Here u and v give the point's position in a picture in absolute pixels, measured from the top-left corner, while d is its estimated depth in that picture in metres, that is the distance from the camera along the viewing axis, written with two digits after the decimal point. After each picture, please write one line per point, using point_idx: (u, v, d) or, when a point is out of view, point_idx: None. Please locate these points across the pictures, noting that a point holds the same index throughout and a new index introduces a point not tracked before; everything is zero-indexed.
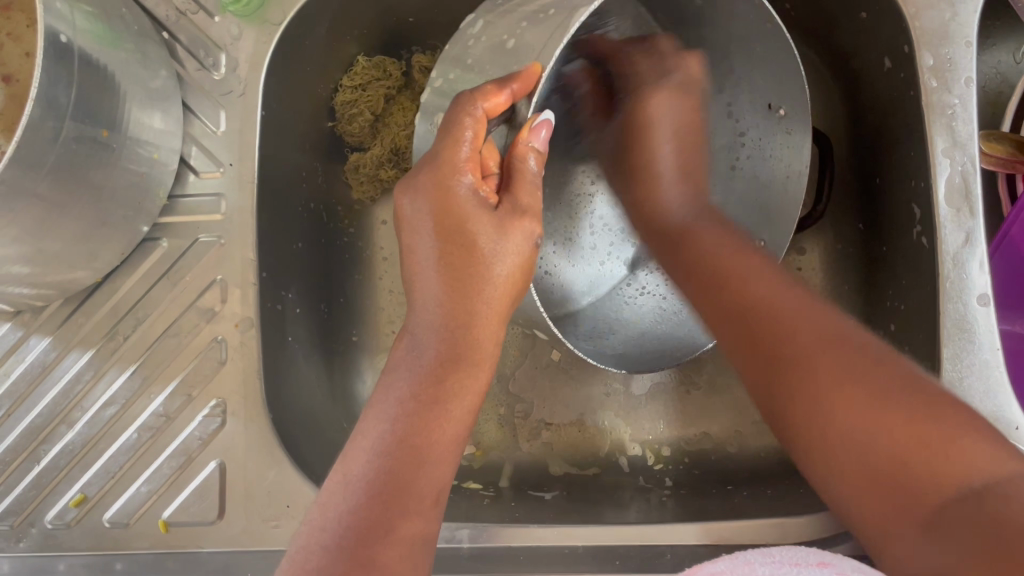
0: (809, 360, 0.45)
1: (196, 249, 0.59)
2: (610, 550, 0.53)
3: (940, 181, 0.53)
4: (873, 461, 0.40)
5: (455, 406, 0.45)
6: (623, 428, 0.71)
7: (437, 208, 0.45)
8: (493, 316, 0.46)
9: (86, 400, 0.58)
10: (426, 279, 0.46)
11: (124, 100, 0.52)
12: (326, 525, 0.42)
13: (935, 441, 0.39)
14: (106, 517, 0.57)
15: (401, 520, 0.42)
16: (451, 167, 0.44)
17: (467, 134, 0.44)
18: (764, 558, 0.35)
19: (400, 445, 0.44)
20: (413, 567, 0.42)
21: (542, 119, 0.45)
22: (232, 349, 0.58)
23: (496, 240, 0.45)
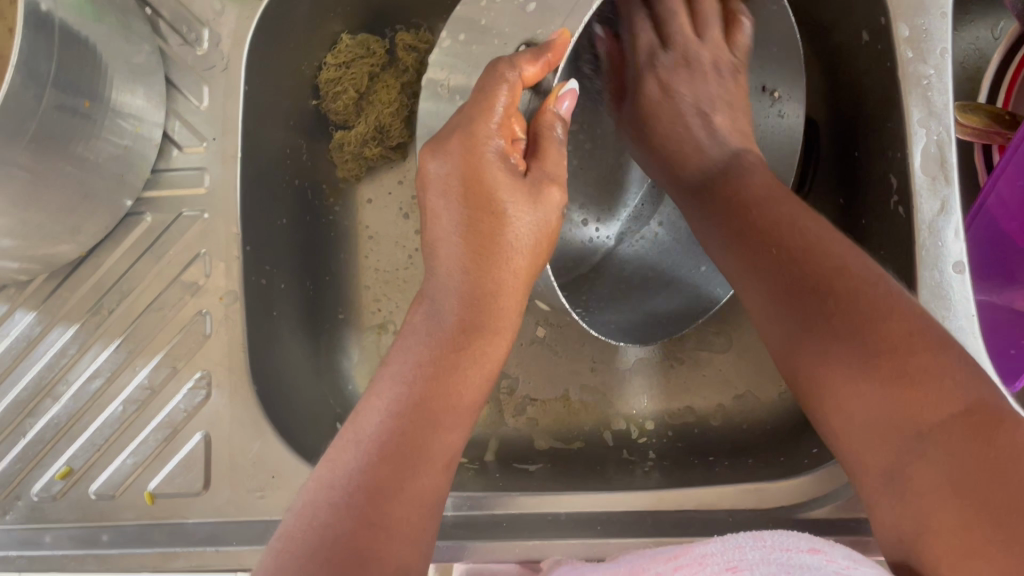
0: (818, 317, 0.43)
1: (179, 223, 0.60)
2: (592, 517, 0.54)
3: (916, 150, 0.53)
4: (870, 410, 0.40)
5: (473, 371, 0.47)
6: (608, 403, 0.71)
7: (466, 173, 0.45)
8: (517, 284, 0.48)
9: (71, 374, 0.59)
10: (450, 245, 0.47)
11: (107, 72, 0.52)
12: (336, 482, 0.42)
13: (922, 388, 0.39)
14: (92, 489, 0.57)
15: (412, 479, 0.43)
16: (482, 133, 0.45)
17: (501, 101, 0.44)
18: (755, 542, 0.37)
19: (415, 408, 0.44)
20: (421, 525, 0.43)
21: (566, 89, 0.47)
22: (217, 322, 0.58)
23: (523, 207, 0.46)
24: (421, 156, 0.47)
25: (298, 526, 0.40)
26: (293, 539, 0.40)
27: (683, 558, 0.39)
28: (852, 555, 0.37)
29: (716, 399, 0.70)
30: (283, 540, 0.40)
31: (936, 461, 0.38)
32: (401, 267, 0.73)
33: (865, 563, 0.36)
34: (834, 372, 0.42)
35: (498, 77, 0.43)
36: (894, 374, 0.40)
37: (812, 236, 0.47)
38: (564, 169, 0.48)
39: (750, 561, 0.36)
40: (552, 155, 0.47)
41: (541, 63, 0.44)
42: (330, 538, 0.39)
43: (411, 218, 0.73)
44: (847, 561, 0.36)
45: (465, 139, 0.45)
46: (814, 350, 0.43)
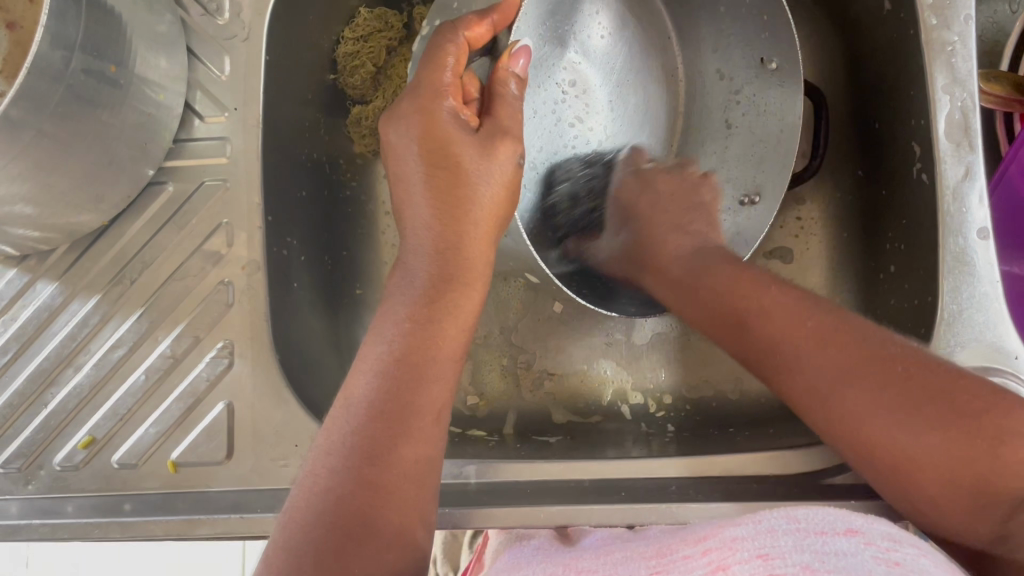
0: (851, 386, 0.46)
1: (201, 192, 0.60)
2: (615, 484, 0.54)
3: (940, 117, 0.53)
4: (949, 469, 0.43)
5: (450, 324, 0.47)
6: (625, 377, 0.71)
7: (422, 131, 0.48)
8: (480, 237, 0.49)
9: (92, 344, 0.59)
10: (417, 206, 0.49)
11: (131, 38, 0.52)
12: (332, 447, 0.42)
13: (980, 438, 0.42)
14: (115, 458, 0.57)
15: (402, 438, 0.42)
16: (433, 90, 0.48)
17: (450, 60, 0.48)
18: (788, 524, 0.33)
19: (397, 364, 0.44)
20: (420, 482, 0.43)
21: (519, 48, 0.51)
22: (239, 292, 0.58)
23: (479, 159, 0.48)
24: (382, 133, 0.51)
25: (300, 498, 0.41)
26: (297, 509, 0.41)
27: (714, 542, 0.35)
28: (892, 535, 0.33)
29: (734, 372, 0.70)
30: (288, 513, 0.41)
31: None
32: None
33: (907, 543, 0.33)
34: (892, 446, 0.44)
35: (441, 35, 0.49)
36: (954, 429, 0.42)
37: (815, 315, 0.49)
38: (520, 127, 0.50)
39: (783, 548, 0.31)
40: (505, 111, 0.50)
41: (484, 19, 0.50)
42: (331, 505, 0.40)
43: None
44: (887, 541, 0.32)
45: (419, 98, 0.48)
46: (859, 429, 0.45)
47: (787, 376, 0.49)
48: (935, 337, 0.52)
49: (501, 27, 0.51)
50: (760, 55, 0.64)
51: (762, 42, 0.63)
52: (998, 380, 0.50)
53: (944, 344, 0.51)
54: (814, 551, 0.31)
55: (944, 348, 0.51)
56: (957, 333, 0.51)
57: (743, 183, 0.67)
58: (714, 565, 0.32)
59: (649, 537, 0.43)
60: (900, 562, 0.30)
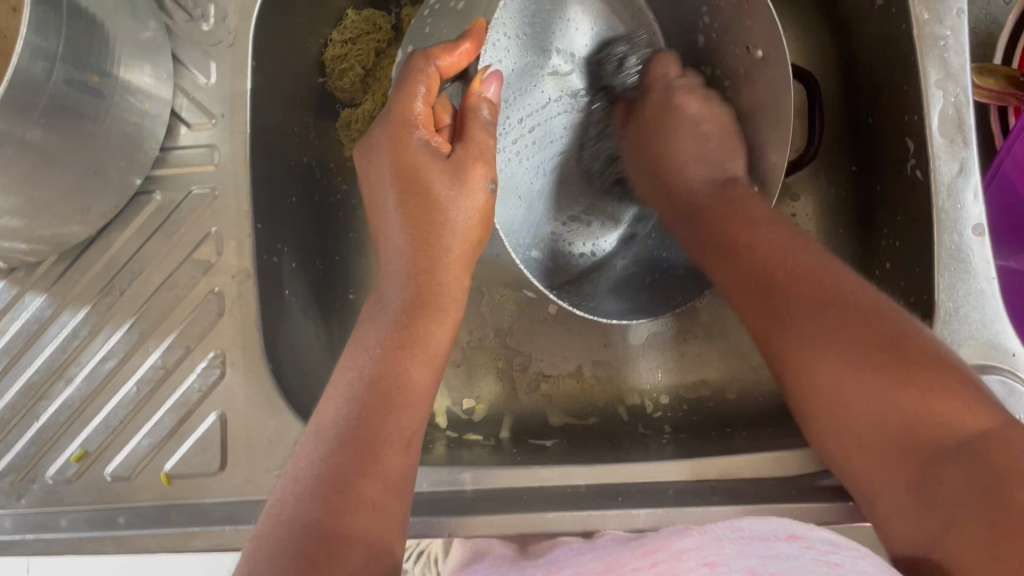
0: (791, 324, 0.48)
1: (189, 202, 0.59)
2: (612, 488, 0.53)
3: (933, 113, 0.53)
4: (877, 410, 0.43)
5: (421, 349, 0.49)
6: (622, 378, 0.71)
7: (394, 158, 0.50)
8: (454, 262, 0.52)
9: (83, 356, 0.58)
10: (392, 231, 0.52)
11: (114, 47, 0.52)
12: (301, 474, 0.44)
13: (930, 402, 0.41)
14: (108, 471, 0.56)
15: (373, 463, 0.44)
16: (404, 122, 0.50)
17: (421, 89, 0.49)
18: (733, 534, 0.37)
19: (369, 389, 0.46)
20: (392, 501, 0.45)
21: (492, 74, 0.50)
22: (229, 301, 0.57)
23: (449, 186, 0.50)
24: (359, 164, 0.54)
25: (270, 521, 0.42)
26: (262, 536, 0.41)
27: (658, 555, 0.37)
28: (833, 541, 0.36)
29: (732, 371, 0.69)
30: (254, 540, 0.42)
31: (949, 462, 0.40)
32: None
33: (847, 546, 0.36)
34: (836, 389, 0.45)
35: (416, 57, 0.48)
36: (886, 373, 0.43)
37: (829, 285, 0.48)
38: (492, 150, 0.50)
39: (727, 555, 0.35)
40: (478, 137, 0.50)
41: (459, 48, 0.48)
42: (298, 528, 0.41)
43: None
44: (827, 545, 0.36)
45: (390, 128, 0.50)
46: (807, 355, 0.47)
47: (760, 281, 0.51)
48: (932, 335, 0.51)
49: (477, 51, 0.49)
50: (745, 44, 0.60)
51: (743, 37, 0.60)
52: (996, 377, 0.50)
53: (941, 341, 0.51)
54: (767, 556, 0.34)
55: None
56: (954, 331, 0.51)
57: (739, 175, 0.65)
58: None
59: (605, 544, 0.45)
60: (837, 563, 0.33)
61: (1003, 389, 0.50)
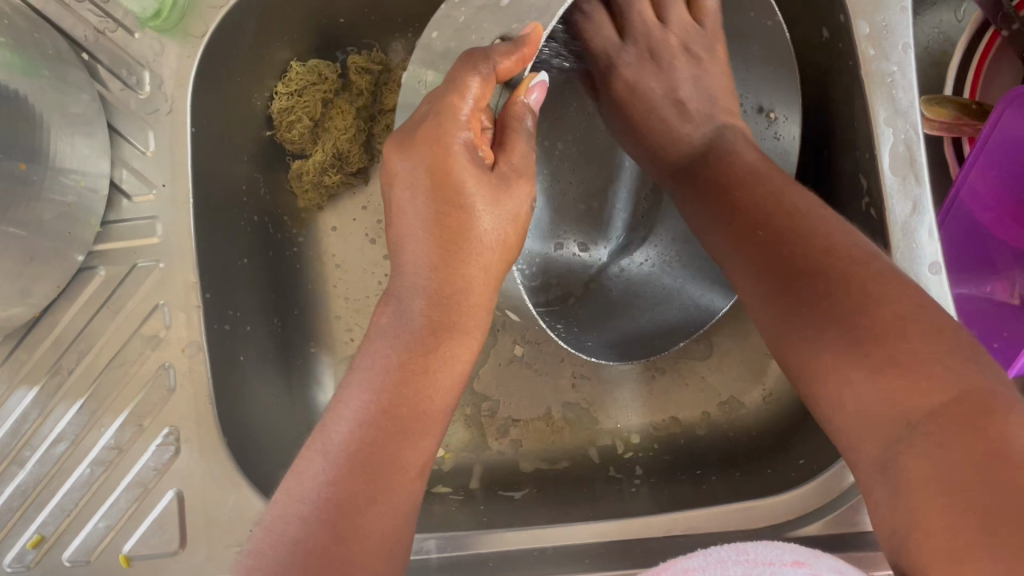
0: (796, 287, 0.42)
1: (135, 275, 0.58)
2: (579, 550, 0.52)
3: (884, 151, 0.52)
4: (845, 375, 0.37)
5: (442, 374, 0.47)
6: (591, 418, 0.70)
7: (434, 161, 0.44)
8: (486, 282, 0.48)
9: (35, 439, 0.57)
10: (416, 239, 0.47)
11: (41, 129, 0.50)
12: (305, 495, 0.43)
13: (909, 364, 0.35)
14: (66, 555, 0.55)
15: (384, 491, 0.44)
16: (451, 120, 0.44)
17: (474, 91, 0.43)
18: (737, 556, 0.35)
19: (385, 415, 0.45)
20: (396, 529, 0.44)
21: (537, 82, 0.47)
22: (182, 376, 0.56)
23: (486, 203, 0.46)
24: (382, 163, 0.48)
25: (268, 541, 0.42)
26: (264, 552, 0.42)
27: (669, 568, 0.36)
28: (836, 566, 0.35)
29: (701, 406, 0.68)
30: (253, 557, 0.42)
31: (919, 443, 0.34)
32: (371, 294, 0.71)
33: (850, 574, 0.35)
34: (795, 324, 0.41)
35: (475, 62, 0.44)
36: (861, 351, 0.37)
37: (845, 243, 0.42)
38: (533, 165, 0.48)
39: None
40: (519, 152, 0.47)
41: (515, 56, 0.44)
42: (299, 551, 0.41)
43: (378, 243, 0.71)
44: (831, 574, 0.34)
45: (437, 124, 0.44)
46: (792, 288, 0.42)
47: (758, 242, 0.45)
48: None
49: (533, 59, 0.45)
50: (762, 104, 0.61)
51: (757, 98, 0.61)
52: None
53: None
54: None
55: None
56: None
57: None
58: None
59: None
60: None
61: None
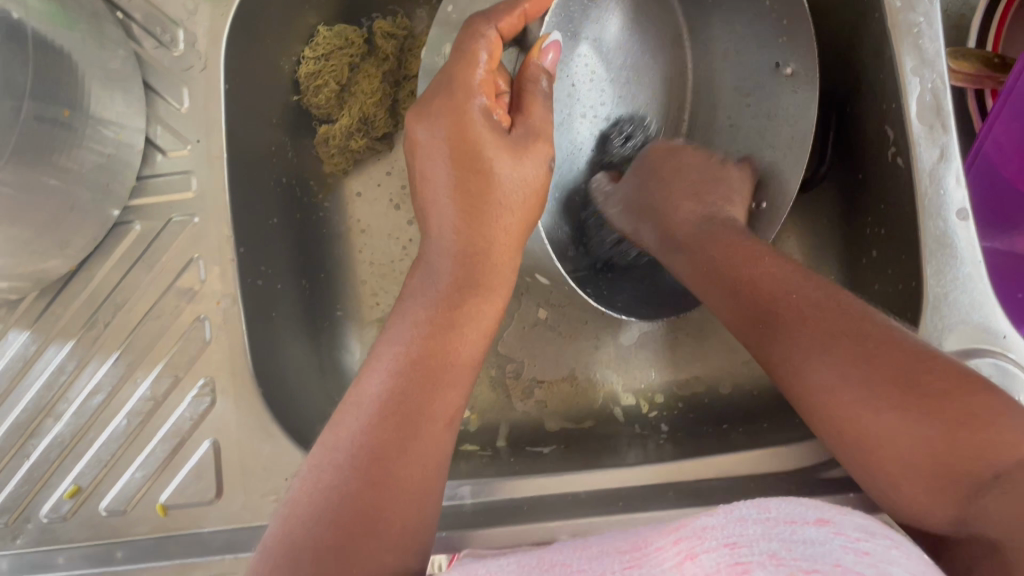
0: (798, 336, 0.45)
1: (170, 229, 0.58)
2: (612, 493, 0.53)
3: (911, 100, 0.53)
4: (900, 439, 0.40)
5: (472, 328, 0.48)
6: (616, 380, 0.71)
7: (453, 136, 0.47)
8: (512, 235, 0.50)
9: (70, 392, 0.58)
10: (441, 206, 0.50)
11: (83, 80, 0.51)
12: (339, 444, 0.43)
13: (966, 417, 0.38)
14: (102, 506, 0.56)
15: (415, 440, 0.43)
16: (464, 90, 0.47)
17: (482, 55, 0.46)
18: (759, 513, 0.32)
19: (414, 367, 0.45)
20: (432, 480, 0.43)
21: (550, 44, 0.50)
22: (217, 326, 0.57)
23: (507, 164, 0.48)
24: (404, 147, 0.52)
25: (306, 487, 0.42)
26: (297, 501, 0.42)
27: (685, 530, 0.34)
28: (869, 529, 0.31)
29: (725, 366, 0.69)
30: (285, 509, 0.42)
31: (1003, 487, 0.37)
32: (396, 259, 0.72)
33: (879, 533, 0.31)
34: (826, 393, 0.42)
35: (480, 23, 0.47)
36: (910, 414, 0.39)
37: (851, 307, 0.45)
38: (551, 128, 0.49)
39: (751, 537, 0.30)
40: (538, 111, 0.49)
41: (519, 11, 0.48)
42: (335, 497, 0.41)
43: (403, 208, 0.72)
44: (859, 533, 0.31)
45: (452, 99, 0.47)
46: (812, 355, 0.44)
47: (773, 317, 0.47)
48: (922, 322, 0.51)
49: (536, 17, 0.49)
50: (776, 61, 0.62)
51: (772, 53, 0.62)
52: (989, 360, 0.49)
53: (930, 330, 0.51)
54: (786, 543, 0.29)
55: (931, 332, 0.50)
56: (944, 316, 0.50)
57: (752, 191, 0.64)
58: (682, 555, 0.31)
59: (624, 534, 0.40)
60: (870, 552, 0.29)
61: (995, 371, 0.49)
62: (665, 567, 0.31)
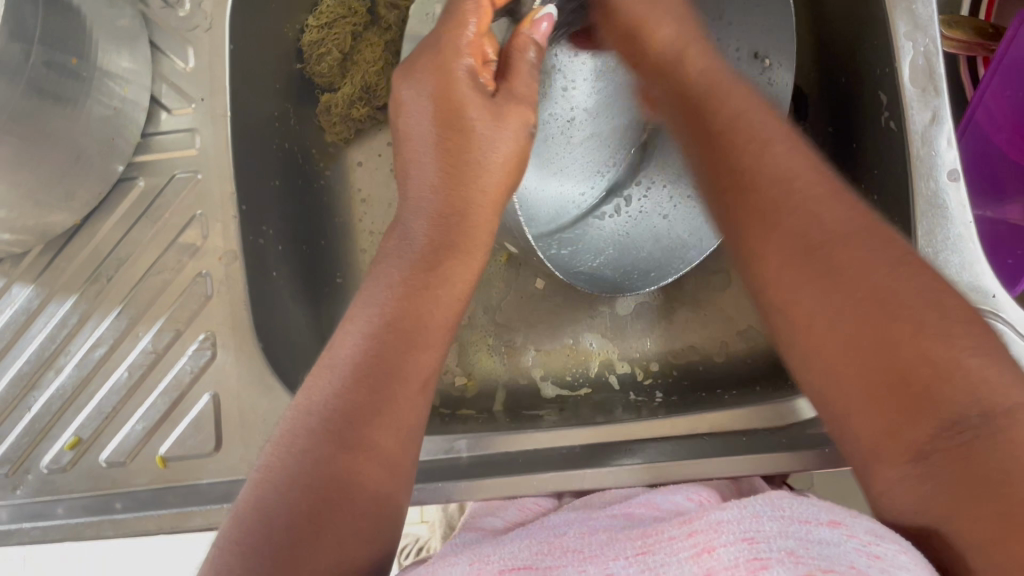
0: (782, 222, 0.39)
1: (173, 185, 0.60)
2: (607, 447, 0.54)
3: (904, 64, 0.54)
4: (861, 356, 0.34)
5: (446, 291, 0.45)
6: (611, 348, 0.71)
7: (437, 91, 0.47)
8: (487, 203, 0.48)
9: (72, 345, 0.58)
10: (423, 165, 0.48)
11: (91, 31, 0.51)
12: (313, 407, 0.41)
13: (944, 361, 0.33)
14: (102, 457, 0.56)
15: (390, 404, 0.41)
16: (453, 50, 0.47)
17: (472, 20, 0.47)
18: (773, 510, 0.33)
19: (388, 329, 0.43)
20: (403, 449, 0.41)
21: (543, 13, 0.48)
22: (217, 282, 0.58)
23: (492, 126, 0.47)
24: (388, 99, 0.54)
25: (275, 456, 0.40)
26: (271, 466, 0.39)
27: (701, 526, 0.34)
28: (878, 527, 0.32)
29: (720, 335, 0.69)
30: (259, 472, 0.40)
31: (956, 451, 0.32)
32: None
33: (888, 537, 0.32)
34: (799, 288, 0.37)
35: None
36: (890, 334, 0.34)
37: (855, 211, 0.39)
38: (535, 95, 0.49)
39: (768, 533, 0.31)
40: (522, 80, 0.48)
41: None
42: (309, 462, 0.39)
43: None
44: (870, 535, 0.32)
45: (438, 58, 0.47)
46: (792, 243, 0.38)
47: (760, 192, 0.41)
48: None
49: None
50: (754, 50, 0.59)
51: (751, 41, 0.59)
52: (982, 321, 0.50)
53: None
54: (802, 544, 0.30)
55: None
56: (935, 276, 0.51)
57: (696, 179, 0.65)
58: (698, 547, 0.31)
59: (632, 519, 0.41)
60: (882, 558, 0.30)
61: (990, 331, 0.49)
62: (677, 556, 0.31)
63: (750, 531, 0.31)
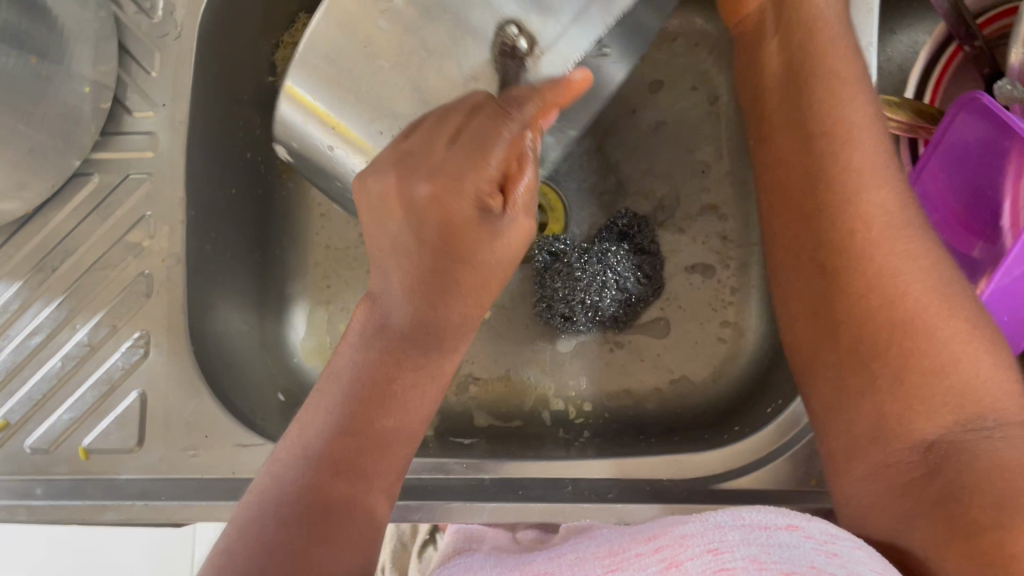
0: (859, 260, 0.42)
1: (127, 184, 0.61)
2: (515, 481, 0.55)
3: None
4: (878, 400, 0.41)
5: (429, 385, 0.47)
6: (548, 384, 0.72)
7: (430, 195, 0.43)
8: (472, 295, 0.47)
9: (11, 330, 0.60)
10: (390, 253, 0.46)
11: (59, 31, 0.53)
12: (284, 488, 0.41)
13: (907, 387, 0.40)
14: (27, 442, 0.57)
15: (361, 486, 0.42)
16: (471, 162, 0.42)
17: (506, 137, 0.43)
18: (736, 520, 0.36)
19: (361, 411, 0.43)
20: (375, 530, 0.42)
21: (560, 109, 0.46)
22: (158, 284, 0.59)
23: (504, 231, 0.45)
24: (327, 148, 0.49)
25: (238, 539, 0.39)
26: (239, 541, 0.39)
27: (662, 539, 0.36)
28: (834, 531, 0.36)
29: (655, 382, 0.70)
30: (223, 547, 0.40)
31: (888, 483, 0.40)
32: (351, 244, 0.73)
33: (843, 533, 0.36)
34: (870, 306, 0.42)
35: (501, 107, 0.43)
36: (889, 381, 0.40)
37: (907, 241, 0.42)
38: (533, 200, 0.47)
39: (732, 542, 0.34)
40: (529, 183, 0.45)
41: (541, 101, 0.44)
42: (275, 541, 0.39)
43: None
44: (825, 535, 0.35)
45: (445, 168, 0.43)
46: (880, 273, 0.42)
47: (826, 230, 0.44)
48: None
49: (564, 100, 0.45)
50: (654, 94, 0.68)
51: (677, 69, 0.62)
52: None
53: None
54: (767, 551, 0.33)
55: None
56: None
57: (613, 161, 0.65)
58: (665, 561, 0.34)
59: (592, 536, 0.44)
60: (837, 554, 0.34)
61: None
62: None
63: (722, 547, 0.34)
